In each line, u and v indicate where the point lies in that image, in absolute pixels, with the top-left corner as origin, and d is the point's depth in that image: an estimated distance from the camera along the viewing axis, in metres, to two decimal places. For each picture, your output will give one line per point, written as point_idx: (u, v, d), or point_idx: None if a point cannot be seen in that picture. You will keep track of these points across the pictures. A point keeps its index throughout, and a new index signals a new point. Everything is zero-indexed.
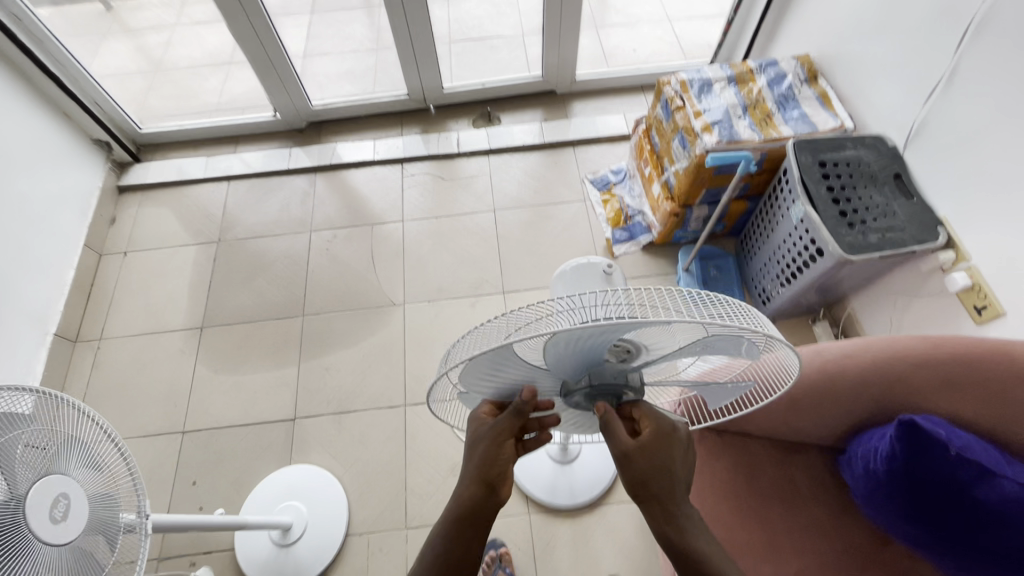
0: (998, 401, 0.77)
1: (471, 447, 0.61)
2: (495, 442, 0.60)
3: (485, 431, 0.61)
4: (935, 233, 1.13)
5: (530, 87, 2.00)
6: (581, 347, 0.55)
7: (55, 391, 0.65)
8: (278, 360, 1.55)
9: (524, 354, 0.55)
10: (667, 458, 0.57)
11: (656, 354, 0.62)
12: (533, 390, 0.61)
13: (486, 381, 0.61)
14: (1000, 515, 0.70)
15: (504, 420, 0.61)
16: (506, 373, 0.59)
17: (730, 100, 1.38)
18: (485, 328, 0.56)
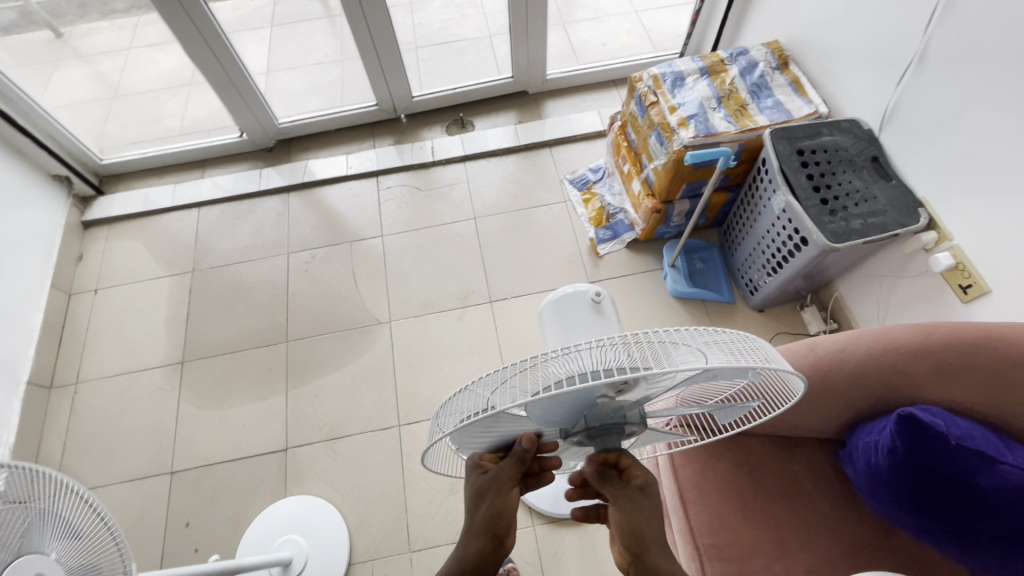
0: (993, 384, 0.77)
1: (474, 498, 0.59)
2: (499, 493, 0.59)
3: (488, 482, 0.59)
4: (916, 214, 1.13)
5: (501, 89, 1.96)
6: (578, 398, 0.55)
7: (25, 465, 0.60)
8: (265, 389, 1.50)
9: (523, 408, 0.55)
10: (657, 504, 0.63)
11: (655, 392, 0.62)
12: (532, 437, 0.61)
13: (483, 435, 0.60)
14: (1003, 502, 0.70)
15: (506, 470, 0.60)
16: (503, 426, 0.58)
17: (704, 92, 1.37)
18: (480, 384, 0.55)
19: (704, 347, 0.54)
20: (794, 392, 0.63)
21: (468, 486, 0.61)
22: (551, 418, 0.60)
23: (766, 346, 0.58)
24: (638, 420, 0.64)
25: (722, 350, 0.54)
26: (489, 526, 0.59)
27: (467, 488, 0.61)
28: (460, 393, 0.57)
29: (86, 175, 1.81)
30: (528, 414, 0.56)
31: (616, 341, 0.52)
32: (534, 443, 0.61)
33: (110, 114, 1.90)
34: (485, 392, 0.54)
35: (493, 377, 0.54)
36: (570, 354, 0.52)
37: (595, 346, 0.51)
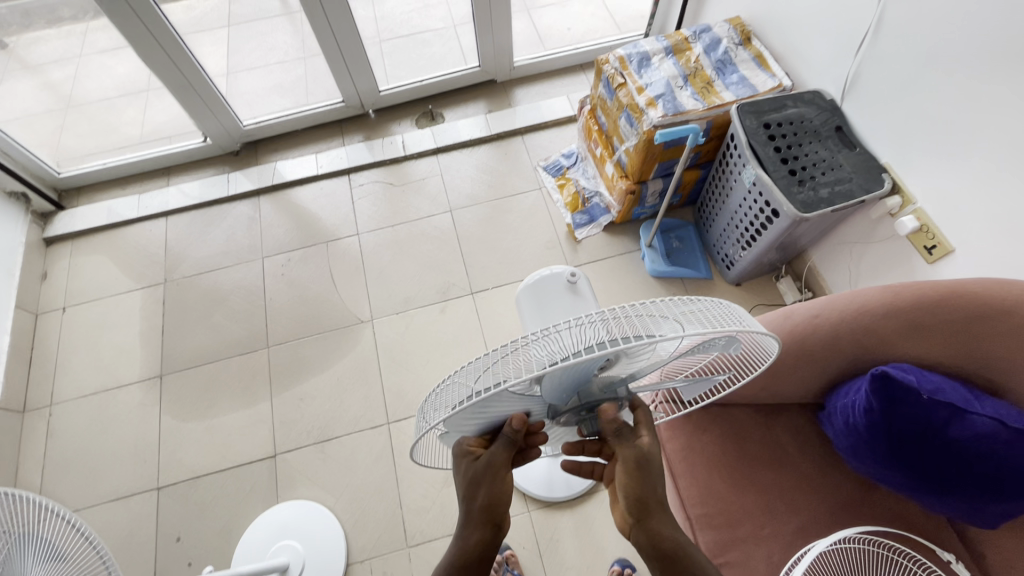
0: (960, 339, 0.80)
1: (468, 487, 0.59)
2: (493, 480, 0.59)
3: (480, 468, 0.59)
4: (880, 180, 1.16)
5: (469, 79, 1.95)
6: (563, 377, 0.56)
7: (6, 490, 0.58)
8: (249, 397, 1.48)
9: (510, 392, 0.55)
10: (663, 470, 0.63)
11: (639, 365, 0.63)
12: (522, 418, 0.61)
13: (473, 420, 0.60)
14: (973, 450, 0.73)
15: (498, 453, 0.60)
16: (491, 411, 0.59)
17: (670, 71, 1.38)
18: (465, 371, 0.55)
19: (680, 316, 0.55)
20: (768, 355, 0.66)
21: (460, 476, 0.60)
22: (537, 398, 0.60)
23: (742, 311, 0.59)
24: (623, 394, 0.65)
25: (699, 318, 0.55)
26: (485, 514, 0.59)
27: (459, 478, 0.60)
28: (444, 383, 0.57)
29: (44, 190, 1.75)
30: (516, 395, 0.57)
31: (594, 319, 0.52)
32: (525, 423, 0.62)
33: (65, 126, 1.83)
34: (470, 381, 0.54)
35: (476, 365, 0.54)
36: (549, 336, 0.52)
37: (574, 326, 0.51)
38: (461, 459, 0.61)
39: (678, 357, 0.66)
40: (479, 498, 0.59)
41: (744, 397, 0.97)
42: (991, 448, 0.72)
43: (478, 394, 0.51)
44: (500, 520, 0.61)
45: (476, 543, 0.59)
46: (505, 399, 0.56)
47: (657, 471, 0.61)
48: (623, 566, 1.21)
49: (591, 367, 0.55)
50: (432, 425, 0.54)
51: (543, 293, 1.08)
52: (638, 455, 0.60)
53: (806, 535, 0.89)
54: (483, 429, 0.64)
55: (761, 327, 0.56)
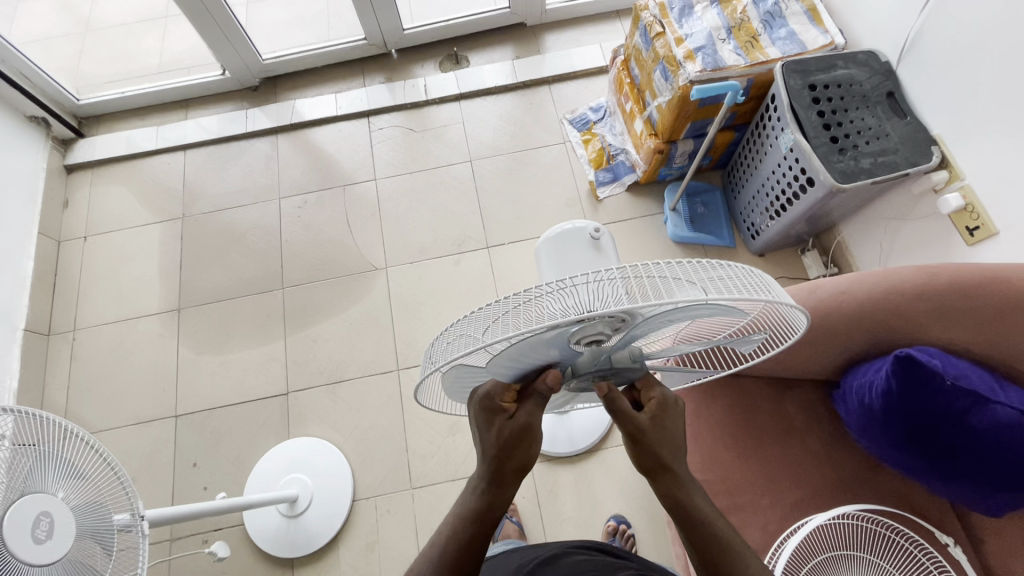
0: (993, 326, 0.76)
1: (502, 445, 0.58)
2: (530, 439, 0.60)
3: (516, 426, 0.58)
4: (928, 153, 1.09)
5: (498, 21, 1.84)
6: (581, 334, 0.54)
7: (30, 410, 0.61)
8: (263, 335, 1.51)
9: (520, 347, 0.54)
10: (672, 425, 0.62)
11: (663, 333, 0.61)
12: (558, 375, 0.60)
13: (502, 367, 0.58)
14: (991, 438, 0.71)
15: (535, 412, 0.60)
16: (509, 364, 0.57)
17: (713, 22, 1.28)
18: (475, 317, 0.54)
19: (705, 281, 0.52)
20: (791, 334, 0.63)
21: (490, 431, 0.59)
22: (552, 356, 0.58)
23: (770, 281, 0.56)
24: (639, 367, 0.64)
25: (726, 286, 0.52)
26: (519, 472, 0.60)
27: (491, 433, 0.59)
28: (457, 326, 0.56)
29: (64, 117, 1.73)
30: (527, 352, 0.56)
31: (614, 276, 0.50)
32: (560, 381, 0.60)
33: (84, 50, 1.80)
34: (479, 329, 0.53)
35: (486, 314, 0.53)
36: (568, 290, 0.50)
37: (594, 283, 0.49)
38: (494, 418, 0.59)
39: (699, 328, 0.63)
40: (516, 456, 0.60)
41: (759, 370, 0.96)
42: (1011, 438, 0.70)
43: (491, 342, 0.50)
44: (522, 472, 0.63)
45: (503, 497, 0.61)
46: (520, 352, 0.54)
47: (658, 440, 0.61)
48: (618, 522, 1.24)
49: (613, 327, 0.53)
50: (437, 368, 0.54)
51: (563, 249, 1.04)
52: (633, 427, 0.60)
53: (804, 508, 0.90)
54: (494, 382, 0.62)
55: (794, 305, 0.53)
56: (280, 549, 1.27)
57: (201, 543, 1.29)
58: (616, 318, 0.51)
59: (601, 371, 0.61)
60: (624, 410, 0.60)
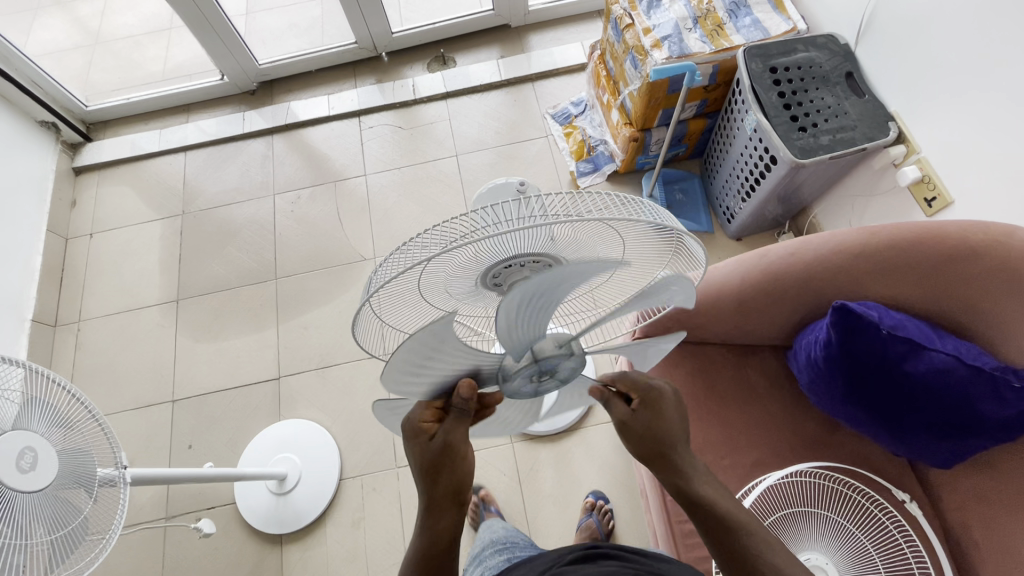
0: (931, 280, 0.79)
1: (428, 468, 0.61)
2: (453, 456, 0.61)
3: (434, 447, 0.60)
4: (886, 128, 1.12)
5: (483, 23, 1.92)
6: (509, 273, 0.61)
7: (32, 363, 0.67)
8: (257, 324, 1.57)
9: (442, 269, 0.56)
10: (661, 415, 0.61)
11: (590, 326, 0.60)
12: (470, 386, 0.62)
13: (417, 377, 0.58)
14: (928, 385, 0.74)
15: (453, 428, 0.61)
16: (423, 381, 0.59)
17: (680, 12, 1.32)
18: (399, 251, 0.55)
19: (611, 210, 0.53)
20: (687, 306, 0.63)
21: (416, 457, 0.61)
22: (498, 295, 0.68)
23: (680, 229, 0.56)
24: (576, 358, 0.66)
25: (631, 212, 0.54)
26: (453, 495, 0.62)
27: (417, 458, 0.61)
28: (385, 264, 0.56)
29: (73, 122, 1.83)
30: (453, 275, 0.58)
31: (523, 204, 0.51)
32: (473, 391, 0.62)
33: (93, 62, 1.91)
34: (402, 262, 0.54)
35: (408, 248, 0.54)
36: (488, 233, 0.49)
37: (511, 228, 0.48)
38: (417, 441, 0.61)
39: (618, 285, 0.71)
40: (445, 477, 0.61)
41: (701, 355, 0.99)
42: (945, 384, 0.73)
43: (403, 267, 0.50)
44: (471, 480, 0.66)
45: (448, 521, 0.61)
46: (435, 356, 0.55)
47: (643, 428, 0.61)
48: (596, 499, 1.27)
49: (526, 302, 0.51)
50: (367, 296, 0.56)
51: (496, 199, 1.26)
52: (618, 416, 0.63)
53: (763, 467, 0.93)
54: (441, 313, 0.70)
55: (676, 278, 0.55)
56: (269, 525, 1.31)
57: (195, 521, 1.34)
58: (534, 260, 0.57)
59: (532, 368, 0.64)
60: (612, 406, 0.63)
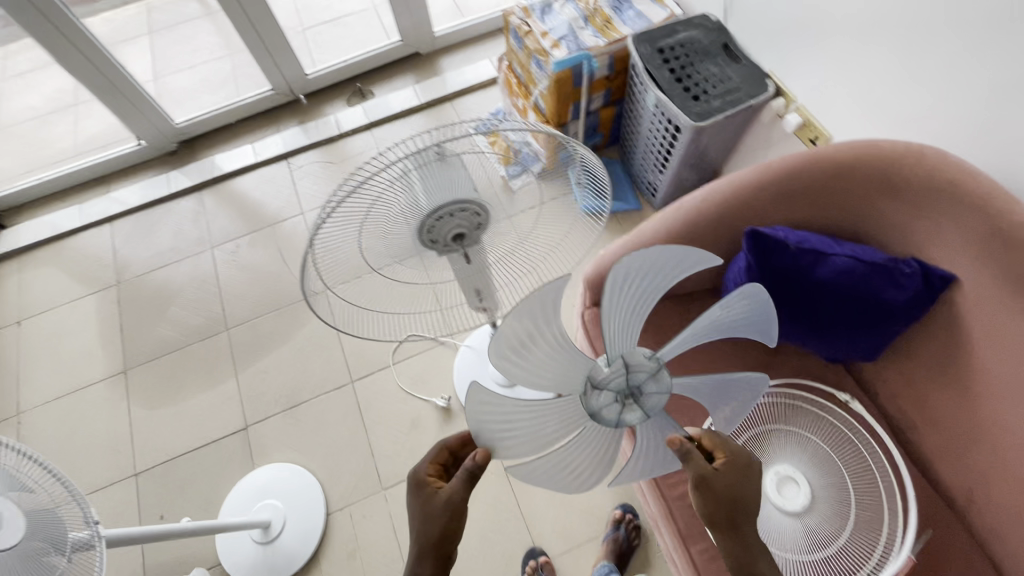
0: (821, 197, 0.91)
1: (425, 518, 0.65)
2: (454, 513, 0.65)
3: (437, 504, 0.65)
4: (765, 85, 1.26)
5: (394, 54, 2.01)
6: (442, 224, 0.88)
7: None
8: (214, 378, 1.53)
9: (377, 202, 0.80)
10: (740, 485, 0.65)
11: (682, 339, 0.57)
12: (484, 454, 0.60)
13: (518, 364, 0.56)
14: (837, 285, 0.84)
15: (455, 490, 0.65)
16: (517, 375, 0.57)
17: (570, 15, 1.46)
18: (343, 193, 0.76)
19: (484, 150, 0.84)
20: (772, 337, 0.61)
21: (417, 506, 0.67)
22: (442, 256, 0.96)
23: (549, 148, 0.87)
24: (666, 388, 0.62)
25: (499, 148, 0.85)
26: (448, 548, 0.66)
27: (417, 509, 0.67)
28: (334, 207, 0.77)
29: None
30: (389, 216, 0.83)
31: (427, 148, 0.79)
32: (485, 461, 0.60)
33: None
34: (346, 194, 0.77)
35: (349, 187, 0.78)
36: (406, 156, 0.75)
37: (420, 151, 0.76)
38: (426, 494, 0.67)
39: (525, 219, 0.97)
40: (444, 532, 0.65)
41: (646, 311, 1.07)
42: (849, 282, 0.83)
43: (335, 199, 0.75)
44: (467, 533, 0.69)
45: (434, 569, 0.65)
46: (537, 342, 0.54)
47: (721, 493, 0.64)
48: (625, 513, 1.27)
49: (624, 282, 0.53)
50: (320, 227, 0.76)
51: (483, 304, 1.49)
52: (696, 475, 0.63)
53: None
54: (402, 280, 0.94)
55: (758, 291, 0.55)
56: None
57: None
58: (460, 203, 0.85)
59: (627, 385, 0.61)
60: (693, 460, 0.62)
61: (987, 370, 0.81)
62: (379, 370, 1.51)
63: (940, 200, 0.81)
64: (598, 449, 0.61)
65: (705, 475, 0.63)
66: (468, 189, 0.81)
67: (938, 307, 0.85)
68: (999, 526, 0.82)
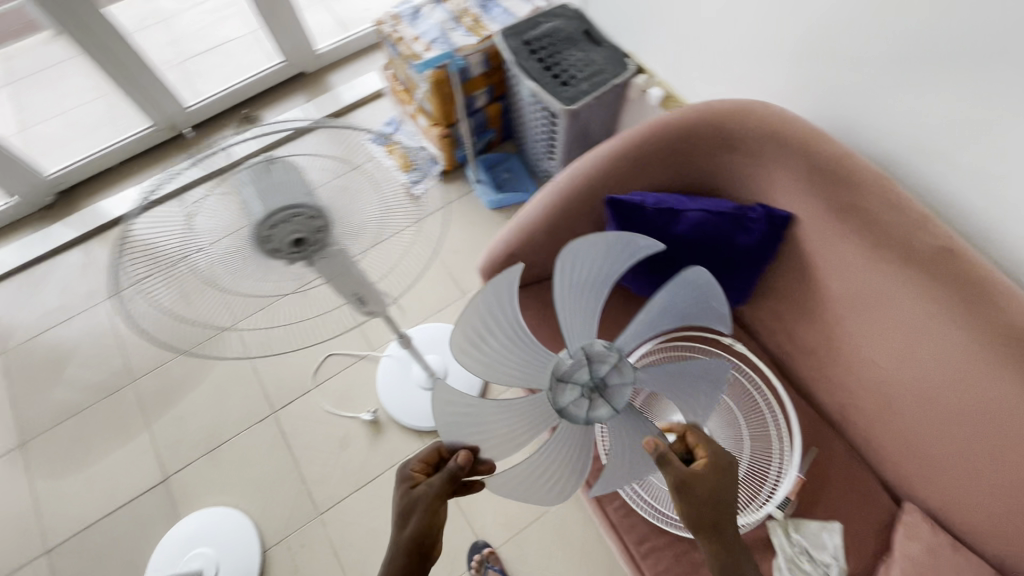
0: (675, 161, 0.97)
1: (403, 509, 0.68)
2: (431, 505, 0.67)
3: (417, 495, 0.68)
4: (626, 64, 1.33)
5: (278, 76, 1.97)
6: (281, 230, 0.74)
7: None
8: (125, 434, 1.45)
9: (206, 200, 0.72)
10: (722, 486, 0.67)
11: (635, 321, 0.66)
12: (467, 455, 0.63)
13: (485, 353, 0.59)
14: (696, 238, 0.90)
15: (435, 486, 0.67)
16: (479, 365, 0.60)
17: (439, 18, 1.49)
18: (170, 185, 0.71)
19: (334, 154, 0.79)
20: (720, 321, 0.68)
21: (398, 499, 0.69)
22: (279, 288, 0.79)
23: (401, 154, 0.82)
24: (631, 382, 0.66)
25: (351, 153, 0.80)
26: (418, 542, 0.67)
27: (398, 500, 0.69)
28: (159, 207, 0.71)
29: None
30: (219, 216, 0.72)
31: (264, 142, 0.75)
32: (466, 461, 0.63)
33: None
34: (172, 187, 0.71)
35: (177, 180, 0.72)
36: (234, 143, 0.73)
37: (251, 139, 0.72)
38: (405, 489, 0.69)
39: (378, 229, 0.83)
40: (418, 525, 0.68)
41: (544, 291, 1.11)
42: (705, 234, 0.89)
43: (148, 198, 0.69)
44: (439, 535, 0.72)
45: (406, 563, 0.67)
46: (496, 330, 0.58)
47: (704, 494, 0.66)
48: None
49: (574, 269, 0.60)
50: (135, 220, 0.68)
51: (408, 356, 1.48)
52: (678, 479, 0.65)
53: None
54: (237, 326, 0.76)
55: (701, 280, 0.63)
56: None
57: None
58: (295, 208, 0.74)
59: (594, 378, 0.66)
60: (671, 464, 0.64)
61: (833, 296, 0.89)
62: (301, 396, 1.47)
63: (769, 145, 0.89)
64: (574, 455, 0.65)
65: (683, 479, 0.65)
66: (298, 183, 0.72)
67: (786, 246, 0.92)
68: (871, 434, 0.92)
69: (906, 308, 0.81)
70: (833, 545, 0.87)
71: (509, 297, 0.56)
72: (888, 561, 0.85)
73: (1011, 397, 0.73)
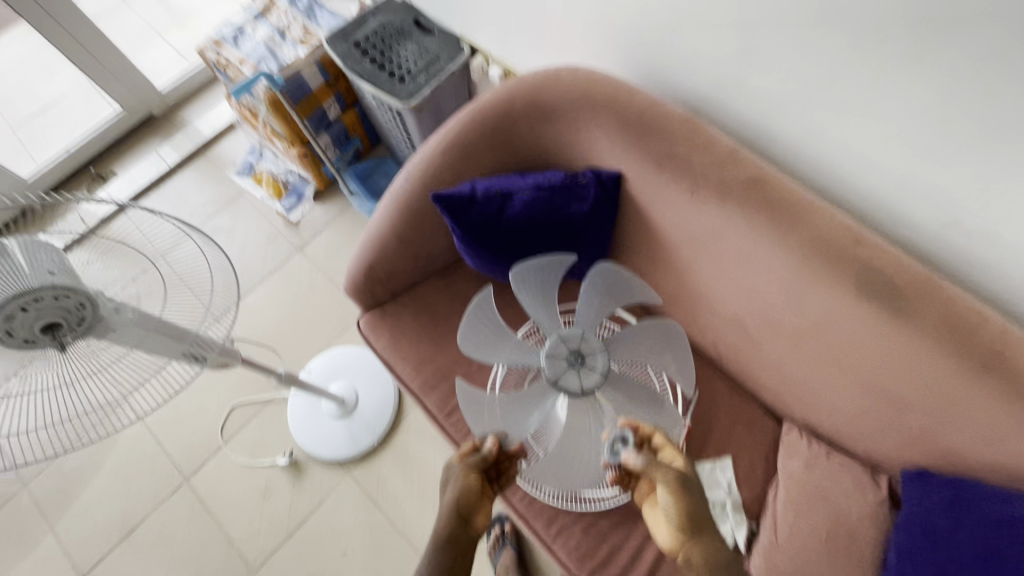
0: (503, 141, 0.96)
1: (443, 485, 0.76)
2: (470, 484, 0.75)
3: (454, 470, 0.76)
4: (461, 47, 1.30)
5: (123, 124, 1.83)
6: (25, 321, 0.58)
7: None
8: (26, 543, 1.34)
9: None
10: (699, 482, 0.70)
11: (591, 301, 0.82)
12: (496, 439, 0.77)
13: (488, 347, 0.81)
14: (532, 216, 0.90)
15: (472, 461, 0.77)
16: (485, 356, 0.82)
17: (264, 34, 1.40)
18: None
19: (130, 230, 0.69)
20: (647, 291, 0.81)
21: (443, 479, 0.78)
22: (76, 376, 0.64)
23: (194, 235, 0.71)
24: (600, 348, 0.81)
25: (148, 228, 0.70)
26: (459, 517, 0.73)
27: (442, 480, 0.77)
28: None
29: None
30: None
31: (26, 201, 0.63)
32: (495, 441, 0.77)
33: None
34: None
35: None
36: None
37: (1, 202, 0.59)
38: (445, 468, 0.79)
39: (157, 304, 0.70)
40: (460, 502, 0.74)
41: (415, 296, 1.09)
42: (539, 209, 0.90)
43: None
44: (485, 510, 0.77)
45: (453, 527, 0.72)
46: (486, 328, 0.81)
47: (694, 488, 0.68)
48: (501, 524, 1.23)
49: (528, 275, 0.80)
50: None
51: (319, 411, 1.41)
52: (676, 474, 0.68)
53: None
54: (53, 441, 0.63)
55: (608, 264, 0.79)
56: None
57: None
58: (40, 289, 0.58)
59: (572, 351, 0.81)
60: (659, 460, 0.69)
61: (675, 245, 0.89)
62: (212, 456, 1.40)
63: (584, 108, 0.88)
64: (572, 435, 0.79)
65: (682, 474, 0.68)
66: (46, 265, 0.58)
67: (624, 204, 0.92)
68: (743, 366, 0.95)
69: (735, 243, 0.81)
70: (727, 481, 0.90)
71: (487, 308, 0.80)
72: (777, 484, 0.88)
73: (837, 307, 0.75)
